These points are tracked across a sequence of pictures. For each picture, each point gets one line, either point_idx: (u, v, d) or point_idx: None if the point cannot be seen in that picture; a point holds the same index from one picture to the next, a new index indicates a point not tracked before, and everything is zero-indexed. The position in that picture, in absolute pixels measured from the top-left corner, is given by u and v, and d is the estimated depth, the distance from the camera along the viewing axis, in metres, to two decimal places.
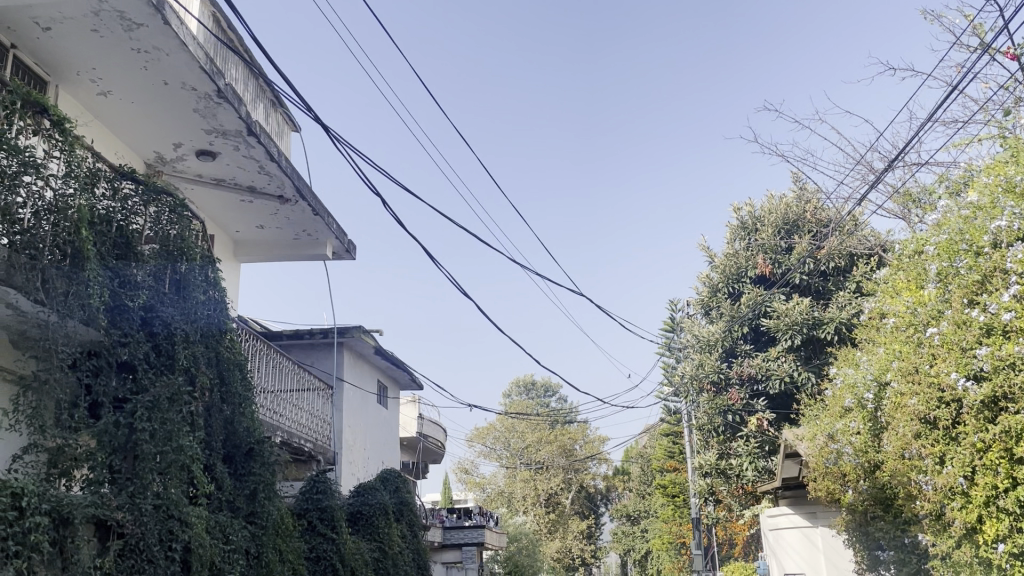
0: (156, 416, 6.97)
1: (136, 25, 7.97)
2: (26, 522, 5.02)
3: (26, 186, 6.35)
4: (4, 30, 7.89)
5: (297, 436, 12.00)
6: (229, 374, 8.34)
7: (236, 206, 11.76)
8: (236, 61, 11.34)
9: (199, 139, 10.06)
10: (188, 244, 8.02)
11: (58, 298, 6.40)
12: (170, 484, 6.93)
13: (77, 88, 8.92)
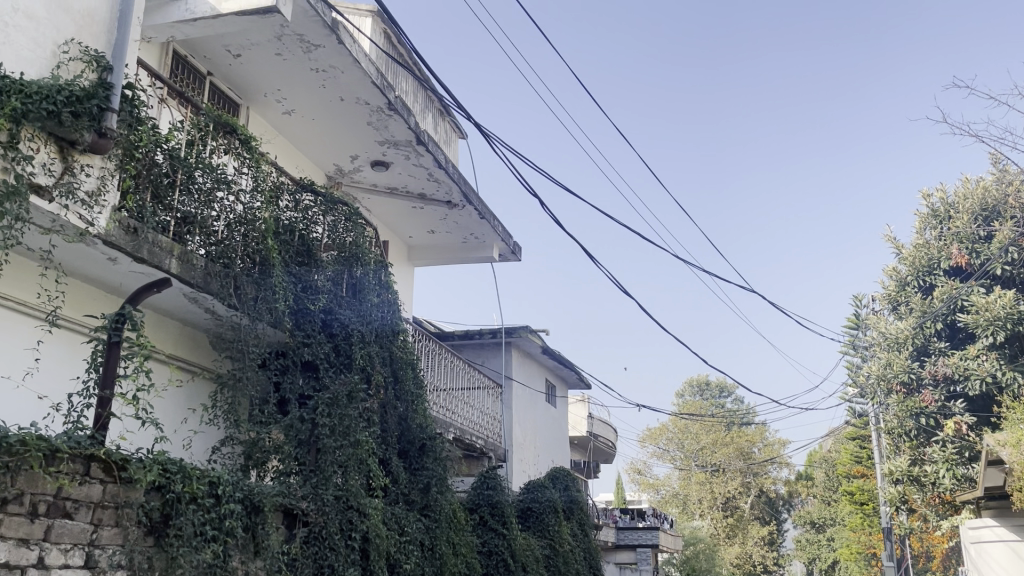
0: (335, 412, 7.37)
1: (314, 46, 8.53)
2: (222, 508, 5.39)
3: (220, 201, 6.98)
4: (201, 58, 8.71)
5: (469, 433, 12.35)
6: (402, 373, 8.71)
7: (408, 213, 12.29)
8: (405, 74, 11.85)
9: (373, 150, 10.60)
10: (363, 249, 8.43)
11: (249, 302, 6.95)
12: (350, 476, 7.30)
13: (266, 108, 9.67)
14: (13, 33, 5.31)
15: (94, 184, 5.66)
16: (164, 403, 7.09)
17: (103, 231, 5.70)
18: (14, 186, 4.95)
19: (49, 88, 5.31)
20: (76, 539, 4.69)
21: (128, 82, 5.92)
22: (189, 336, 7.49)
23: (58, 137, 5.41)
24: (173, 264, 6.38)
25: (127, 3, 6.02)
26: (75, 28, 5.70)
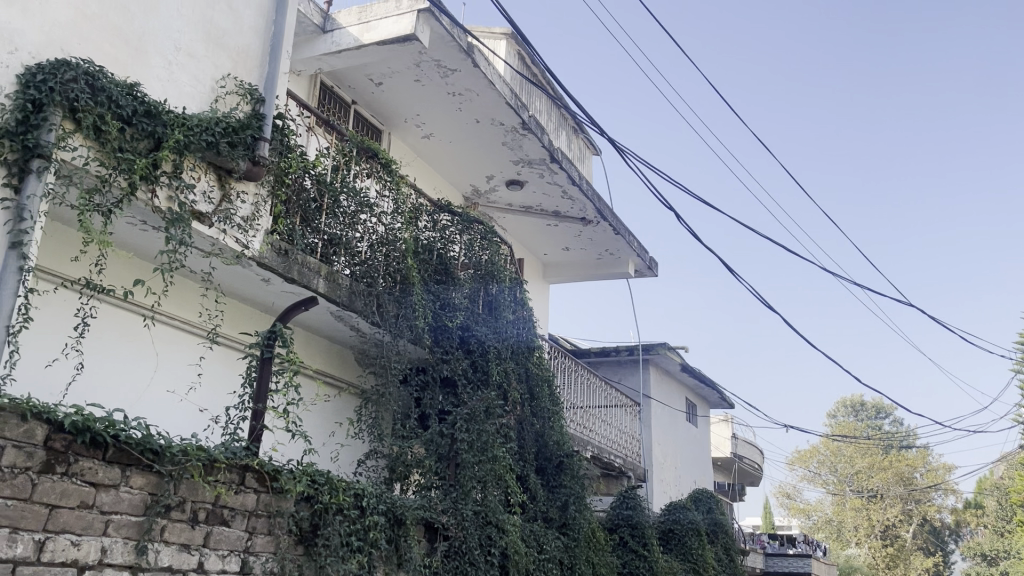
0: (473, 427, 7.47)
1: (450, 71, 8.75)
2: (366, 519, 5.54)
3: (363, 223, 7.24)
4: (346, 88, 9.13)
5: (608, 452, 12.18)
6: (538, 390, 8.72)
7: (544, 230, 12.35)
8: (539, 93, 11.95)
9: (508, 170, 10.74)
10: (499, 267, 8.51)
11: (390, 319, 7.18)
12: (489, 492, 7.33)
13: (406, 133, 10.00)
14: (178, 71, 5.69)
15: (249, 210, 6.02)
16: (313, 416, 7.41)
17: (257, 253, 6.03)
18: (178, 213, 5.31)
19: (209, 120, 5.66)
20: (233, 546, 4.76)
21: (279, 112, 6.26)
22: (336, 353, 7.81)
23: (216, 166, 5.79)
24: (320, 284, 6.69)
25: (277, 38, 6.39)
26: (231, 64, 6.11)
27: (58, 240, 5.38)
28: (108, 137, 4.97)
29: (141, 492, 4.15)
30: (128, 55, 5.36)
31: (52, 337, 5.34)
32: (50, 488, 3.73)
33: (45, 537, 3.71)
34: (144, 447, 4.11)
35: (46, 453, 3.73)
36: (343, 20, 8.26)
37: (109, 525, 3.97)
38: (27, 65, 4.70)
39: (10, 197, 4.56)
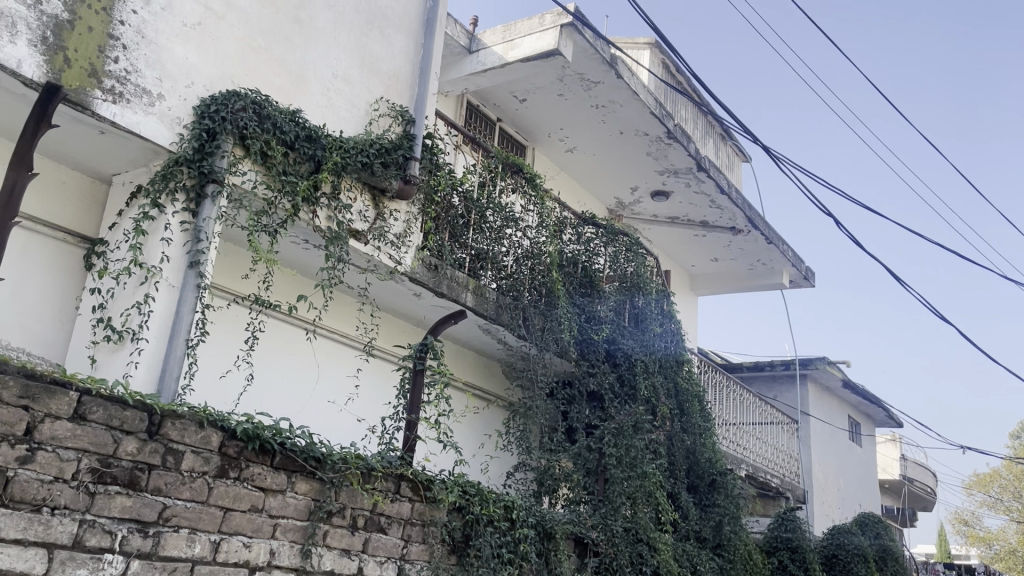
0: (621, 442, 7.33)
1: (594, 84, 8.73)
2: (516, 532, 5.56)
3: (509, 237, 7.31)
4: (491, 106, 9.29)
5: (763, 470, 11.65)
6: (688, 405, 8.49)
7: (691, 241, 12.06)
8: (685, 101, 11.68)
9: (653, 180, 10.57)
10: (645, 278, 8.34)
11: (537, 332, 7.22)
12: (639, 509, 7.14)
13: (549, 148, 10.06)
14: (335, 97, 5.97)
15: (401, 227, 6.23)
16: (464, 428, 7.55)
17: (409, 269, 6.23)
18: (336, 231, 5.59)
19: (364, 142, 5.91)
20: (390, 553, 4.80)
21: (428, 132, 6.46)
22: (484, 366, 7.93)
23: (370, 186, 6.02)
24: (468, 297, 6.82)
25: (426, 60, 6.59)
26: (383, 88, 6.37)
27: (230, 259, 5.78)
28: (273, 162, 5.27)
29: (305, 497, 4.30)
30: (289, 84, 5.66)
31: (225, 349, 5.71)
32: (225, 491, 3.89)
33: (221, 538, 3.86)
34: (308, 455, 4.29)
35: (221, 458, 3.91)
36: (488, 40, 8.42)
37: (277, 528, 4.13)
38: (202, 97, 5.06)
39: (190, 220, 4.94)
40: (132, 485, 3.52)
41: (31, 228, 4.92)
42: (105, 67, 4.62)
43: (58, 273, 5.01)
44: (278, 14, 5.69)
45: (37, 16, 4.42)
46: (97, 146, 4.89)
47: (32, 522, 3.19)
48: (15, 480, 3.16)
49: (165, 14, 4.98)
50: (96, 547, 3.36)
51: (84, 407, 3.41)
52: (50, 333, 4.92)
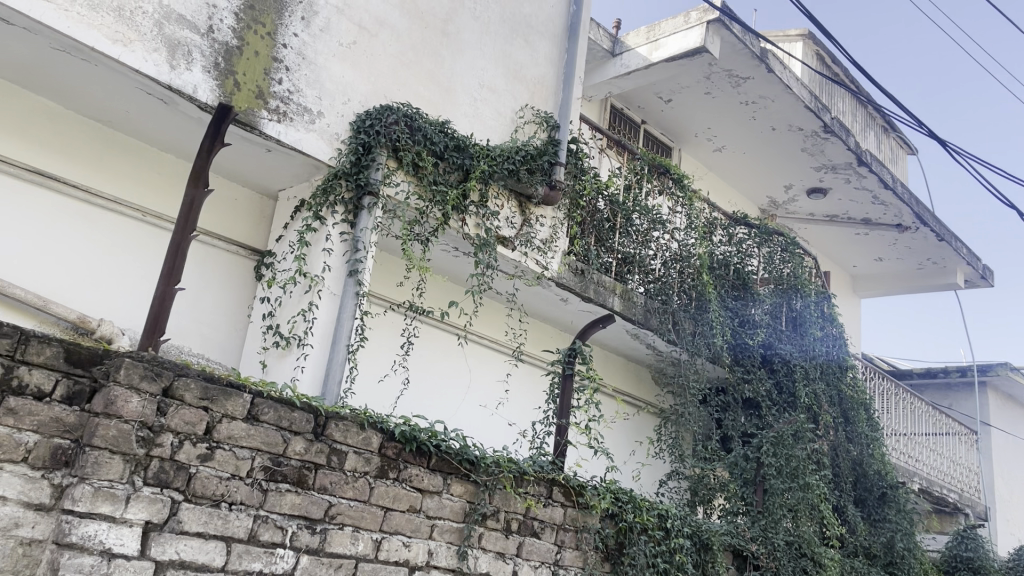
0: (781, 452, 6.99)
1: (743, 79, 8.44)
2: (672, 542, 5.42)
3: (657, 240, 7.17)
4: (636, 109, 9.16)
5: (938, 485, 10.80)
6: (853, 413, 8.02)
7: (852, 241, 11.41)
8: (842, 93, 11.08)
9: (809, 178, 10.08)
10: (802, 280, 7.95)
11: (688, 337, 7.05)
12: (802, 522, 6.74)
13: (697, 148, 9.80)
14: (482, 106, 6.08)
15: (547, 232, 6.25)
16: (615, 434, 7.46)
17: (556, 274, 6.24)
18: (485, 238, 5.67)
19: (511, 149, 5.96)
20: (545, 557, 4.77)
21: (573, 137, 6.45)
22: (633, 372, 7.82)
23: (517, 193, 6.07)
24: (616, 302, 6.74)
25: (570, 65, 6.59)
26: (529, 95, 6.42)
27: (386, 268, 5.99)
28: (424, 172, 5.41)
29: (460, 500, 4.37)
30: (438, 96, 5.81)
31: (383, 355, 5.92)
32: (385, 491, 4.01)
33: (382, 536, 3.97)
34: (463, 457, 4.38)
35: (381, 459, 4.03)
36: (632, 42, 8.32)
37: (434, 528, 4.21)
38: (358, 113, 5.28)
39: (348, 231, 5.16)
40: (300, 483, 3.68)
41: (208, 242, 5.29)
42: (270, 89, 4.91)
43: (232, 284, 5.36)
44: (427, 29, 5.85)
45: (210, 44, 4.73)
46: (264, 163, 5.20)
47: (213, 515, 3.34)
48: (197, 476, 3.32)
49: (323, 36, 5.24)
50: (269, 541, 3.51)
51: (256, 408, 3.59)
52: (226, 340, 5.28)
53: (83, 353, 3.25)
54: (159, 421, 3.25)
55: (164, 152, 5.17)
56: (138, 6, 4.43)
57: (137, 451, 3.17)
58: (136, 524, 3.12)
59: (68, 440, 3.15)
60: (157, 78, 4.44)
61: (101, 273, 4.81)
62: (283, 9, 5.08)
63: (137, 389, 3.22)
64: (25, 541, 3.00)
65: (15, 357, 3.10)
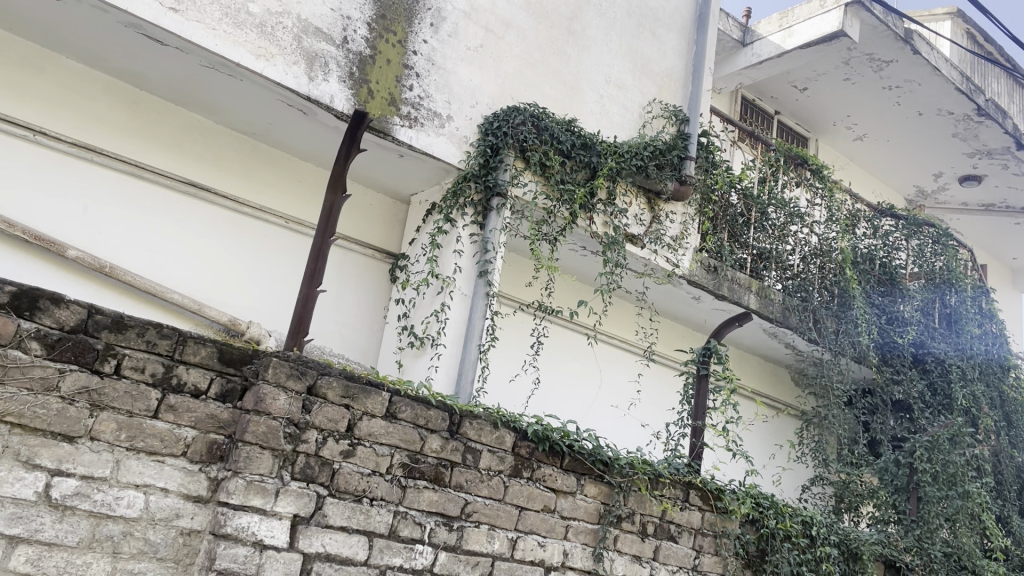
0: (937, 457, 6.51)
1: (885, 63, 7.97)
2: (818, 550, 5.16)
3: (795, 235, 6.87)
4: (769, 99, 8.80)
5: None
6: (1017, 417, 7.39)
7: (1011, 231, 10.56)
8: (997, 72, 10.28)
9: (961, 164, 9.40)
10: (957, 273, 7.40)
11: (830, 336, 6.71)
12: (961, 533, 6.18)
13: (836, 138, 9.32)
14: (609, 102, 6.01)
15: (678, 229, 6.10)
16: (753, 436, 7.20)
17: (687, 271, 6.08)
18: (614, 236, 5.58)
19: (639, 145, 5.84)
20: (682, 562, 4.64)
21: (704, 130, 6.26)
22: (772, 372, 7.54)
23: (646, 189, 5.94)
24: (752, 300, 6.50)
25: (699, 57, 6.43)
26: (657, 89, 6.31)
27: (514, 269, 6.02)
28: (551, 172, 5.38)
29: (595, 501, 4.32)
30: (565, 95, 5.78)
31: (514, 355, 5.95)
32: (519, 490, 4.01)
33: (517, 535, 3.97)
34: (596, 458, 4.33)
35: (515, 458, 4.04)
36: (764, 30, 8.01)
37: (569, 529, 4.18)
38: (486, 115, 5.34)
39: (478, 232, 5.20)
40: (437, 480, 3.73)
41: (345, 246, 5.47)
42: (402, 95, 5.03)
43: (368, 286, 5.53)
44: (553, 28, 5.84)
45: (345, 54, 4.89)
46: (396, 168, 5.33)
47: (355, 510, 3.44)
48: (340, 472, 3.42)
49: (451, 40, 5.32)
50: (408, 537, 3.58)
51: (394, 406, 3.66)
52: (364, 342, 5.45)
53: (235, 353, 3.36)
54: (305, 419, 3.37)
55: (304, 161, 5.40)
56: (278, 22, 4.65)
57: (285, 446, 3.29)
58: (285, 517, 3.24)
59: (222, 436, 3.27)
60: (297, 89, 4.63)
61: (249, 278, 5.06)
62: (412, 16, 5.19)
63: (284, 387, 3.34)
64: (185, 531, 3.15)
65: (174, 357, 3.22)
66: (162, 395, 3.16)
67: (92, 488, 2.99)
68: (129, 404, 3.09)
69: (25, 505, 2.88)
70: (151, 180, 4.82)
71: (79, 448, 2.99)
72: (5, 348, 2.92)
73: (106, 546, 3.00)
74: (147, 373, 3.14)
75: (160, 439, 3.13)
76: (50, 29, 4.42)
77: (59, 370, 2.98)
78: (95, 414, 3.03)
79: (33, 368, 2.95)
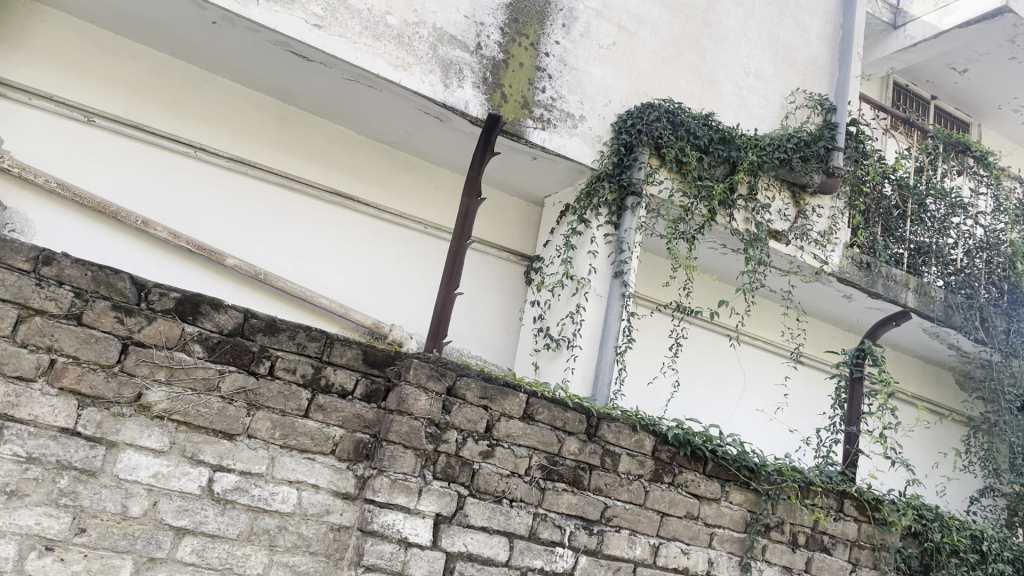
0: None
1: None
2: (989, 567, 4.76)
3: (957, 227, 6.38)
4: (924, 84, 8.23)
5: None
6: None
7: None
8: None
9: None
10: None
11: (999, 335, 6.19)
12: None
13: (1002, 122, 8.62)
14: (748, 94, 5.79)
15: (826, 224, 5.79)
16: (914, 443, 6.75)
17: (837, 268, 5.77)
18: (756, 233, 5.37)
19: (782, 137, 5.58)
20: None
21: (853, 118, 5.91)
22: (934, 375, 7.05)
23: (790, 183, 5.66)
24: (910, 298, 6.08)
25: (846, 42, 6.09)
26: (800, 79, 6.04)
27: (651, 269, 5.91)
28: (688, 168, 5.21)
29: (741, 508, 4.16)
30: (702, 89, 5.62)
31: (652, 357, 5.83)
32: (661, 496, 3.90)
33: (660, 542, 3.87)
34: (741, 464, 4.16)
35: (655, 463, 3.94)
36: (918, 11, 7.50)
37: (714, 537, 4.03)
38: (619, 114, 5.26)
39: (613, 232, 5.12)
40: (576, 483, 3.69)
41: (481, 250, 5.54)
42: (534, 98, 5.04)
43: (504, 288, 5.58)
44: (689, 21, 5.69)
45: (479, 60, 4.95)
46: (530, 170, 5.35)
47: (495, 511, 3.45)
48: (480, 472, 3.44)
49: (583, 40, 5.28)
50: (548, 539, 3.57)
51: (532, 408, 3.64)
52: (500, 344, 5.50)
53: (378, 354, 3.44)
54: (445, 419, 3.41)
55: (440, 167, 5.51)
56: (414, 32, 4.76)
57: (426, 446, 3.34)
58: (428, 516, 3.29)
59: (368, 435, 3.36)
60: (433, 97, 4.73)
61: (390, 283, 5.21)
62: (545, 18, 5.19)
63: (425, 388, 3.39)
64: (334, 526, 3.25)
65: (322, 358, 3.33)
66: (312, 395, 3.27)
67: (250, 483, 3.13)
68: (282, 403, 3.21)
69: (191, 498, 3.03)
70: (300, 190, 5.06)
71: (238, 445, 3.13)
72: (171, 350, 3.06)
73: (263, 539, 3.12)
74: (297, 374, 3.25)
75: (310, 437, 3.25)
76: (209, 51, 4.72)
77: (219, 371, 3.12)
78: (252, 413, 3.16)
79: (196, 369, 3.09)
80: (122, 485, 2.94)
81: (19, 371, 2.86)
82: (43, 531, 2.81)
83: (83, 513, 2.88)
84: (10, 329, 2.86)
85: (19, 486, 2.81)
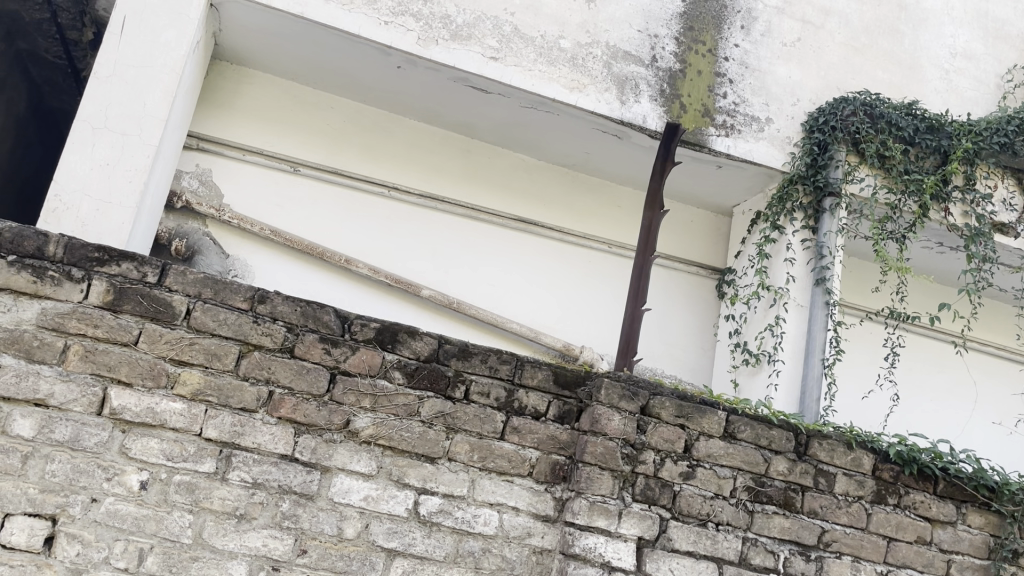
0: None
1: None
2: None
3: None
4: None
5: None
6: None
7: None
8: None
9: None
10: None
11: None
12: None
13: None
14: (957, 76, 5.28)
15: None
16: None
17: None
18: (978, 227, 4.83)
19: (999, 120, 4.96)
20: None
21: None
22: None
23: (1014, 169, 5.05)
24: None
25: None
26: (1017, 54, 5.43)
27: (857, 274, 5.50)
28: (892, 163, 4.78)
29: (982, 533, 3.70)
30: (902, 77, 5.18)
31: (865, 369, 5.41)
32: (885, 519, 3.56)
33: (888, 570, 3.52)
34: (979, 483, 3.70)
35: (877, 482, 3.61)
36: None
37: (952, 564, 3.61)
38: (810, 112, 4.96)
39: (811, 237, 4.80)
40: (788, 506, 3.45)
41: (669, 265, 5.44)
42: (715, 104, 4.87)
43: (696, 304, 5.41)
44: (882, 6, 5.29)
45: (655, 73, 4.86)
46: (716, 181, 5.17)
47: (701, 535, 3.30)
48: (681, 494, 3.31)
49: (765, 40, 5.06)
50: (761, 566, 3.35)
51: (733, 426, 3.45)
52: (696, 362, 5.32)
53: (569, 374, 3.37)
54: (641, 439, 3.31)
55: (622, 185, 5.45)
56: (588, 53, 4.77)
57: (624, 467, 3.25)
58: (630, 539, 3.20)
59: (564, 457, 3.30)
60: (610, 115, 4.70)
61: (578, 305, 5.21)
62: (722, 23, 5.03)
63: (618, 408, 3.30)
64: (537, 549, 3.23)
65: (514, 381, 3.31)
66: (507, 418, 3.27)
67: (453, 505, 3.18)
68: (479, 426, 3.24)
69: (400, 521, 3.12)
70: (487, 220, 5.18)
71: (440, 469, 3.19)
72: (374, 378, 3.17)
73: (469, 561, 3.16)
74: (491, 398, 3.26)
75: (508, 460, 3.24)
76: (396, 95, 4.99)
77: (419, 398, 3.20)
78: (451, 436, 3.21)
79: (398, 396, 3.18)
80: (337, 508, 3.07)
81: (243, 404, 3.04)
82: (269, 552, 2.98)
83: (304, 535, 3.03)
84: (233, 364, 3.05)
85: (246, 510, 2.99)
